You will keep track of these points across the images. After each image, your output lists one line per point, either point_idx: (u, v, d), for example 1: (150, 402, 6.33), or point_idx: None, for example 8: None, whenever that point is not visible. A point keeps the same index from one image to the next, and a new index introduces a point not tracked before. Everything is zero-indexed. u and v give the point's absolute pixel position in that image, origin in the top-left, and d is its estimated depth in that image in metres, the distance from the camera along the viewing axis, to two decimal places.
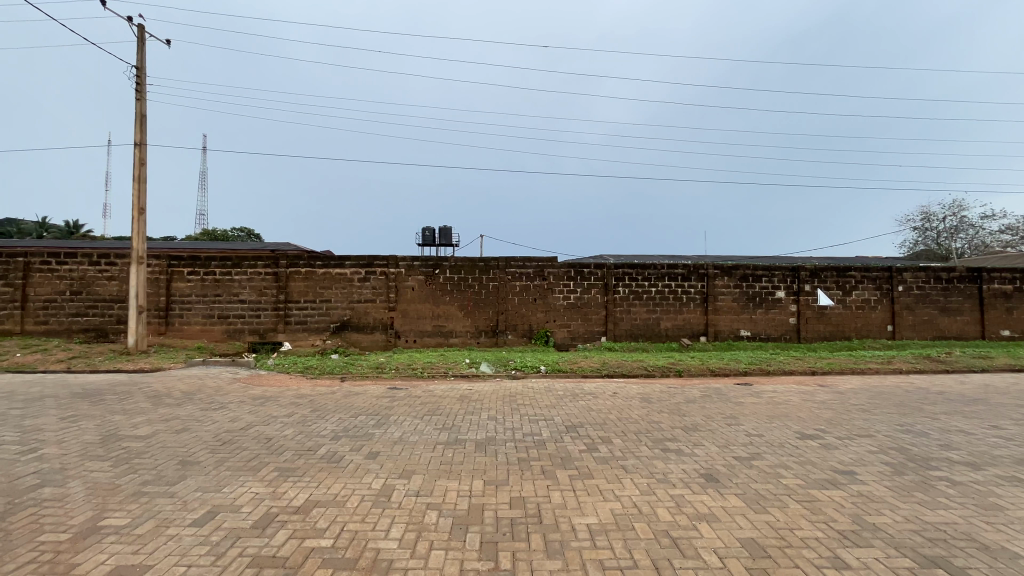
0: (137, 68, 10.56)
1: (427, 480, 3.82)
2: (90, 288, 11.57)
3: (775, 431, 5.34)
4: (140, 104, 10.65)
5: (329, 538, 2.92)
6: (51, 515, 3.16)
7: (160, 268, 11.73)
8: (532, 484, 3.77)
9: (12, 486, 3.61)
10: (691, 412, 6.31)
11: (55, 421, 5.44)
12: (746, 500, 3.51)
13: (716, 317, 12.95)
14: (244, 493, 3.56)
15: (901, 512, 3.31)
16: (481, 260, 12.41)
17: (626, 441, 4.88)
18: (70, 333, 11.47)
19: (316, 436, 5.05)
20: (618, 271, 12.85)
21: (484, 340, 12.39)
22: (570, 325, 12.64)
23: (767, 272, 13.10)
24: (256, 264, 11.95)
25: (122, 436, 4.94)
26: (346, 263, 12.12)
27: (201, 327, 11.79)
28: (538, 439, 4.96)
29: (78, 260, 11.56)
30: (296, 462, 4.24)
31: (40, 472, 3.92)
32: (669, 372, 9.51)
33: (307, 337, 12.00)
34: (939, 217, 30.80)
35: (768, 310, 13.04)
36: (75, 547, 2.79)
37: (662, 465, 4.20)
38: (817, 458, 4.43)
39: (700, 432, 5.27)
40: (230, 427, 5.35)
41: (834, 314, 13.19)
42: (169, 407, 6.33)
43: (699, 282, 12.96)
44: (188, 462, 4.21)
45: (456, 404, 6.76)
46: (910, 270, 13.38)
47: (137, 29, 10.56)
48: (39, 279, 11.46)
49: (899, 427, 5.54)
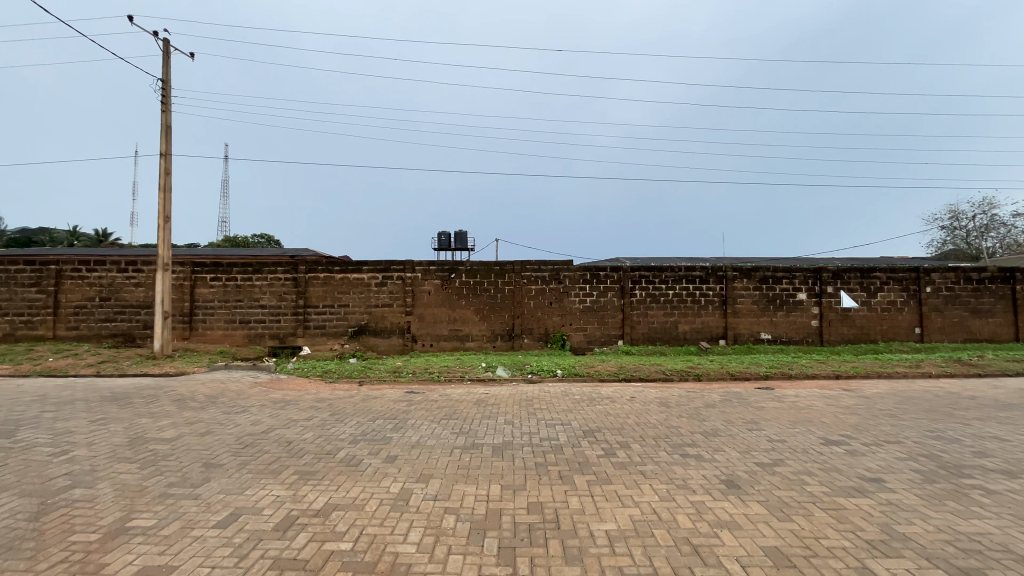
0: (163, 80, 10.91)
1: (444, 484, 3.84)
2: (118, 294, 11.93)
3: (799, 436, 5.22)
4: (166, 116, 10.98)
5: (348, 541, 2.94)
6: (82, 516, 3.26)
7: (184, 275, 12.03)
8: (549, 489, 3.75)
9: (45, 487, 3.73)
10: (711, 417, 6.21)
11: (85, 424, 5.60)
12: (769, 507, 3.43)
13: (735, 320, 12.73)
14: (265, 495, 3.62)
15: (932, 521, 3.19)
16: (496, 264, 12.43)
17: (645, 446, 4.83)
18: (99, 338, 11.84)
19: (334, 439, 5.10)
20: (634, 274, 12.74)
21: (500, 344, 12.40)
22: (586, 328, 12.58)
23: (788, 273, 12.83)
24: (276, 269, 12.19)
25: (149, 438, 5.08)
26: (363, 268, 12.28)
27: (223, 332, 12.04)
28: (555, 444, 4.93)
29: (107, 267, 11.93)
30: (316, 465, 4.29)
31: (71, 473, 4.04)
32: (688, 376, 9.38)
33: (326, 342, 12.17)
34: (968, 215, 29.87)
35: (790, 313, 12.78)
36: (104, 547, 2.87)
37: (682, 471, 4.14)
38: (842, 465, 4.31)
39: (720, 438, 5.17)
40: (252, 431, 5.45)
41: (859, 316, 12.85)
42: (194, 410, 6.47)
43: (718, 284, 12.76)
44: (212, 464, 4.30)
45: (473, 408, 6.77)
46: (938, 270, 12.98)
47: (163, 43, 10.89)
48: (70, 285, 11.87)
49: (929, 434, 5.36)
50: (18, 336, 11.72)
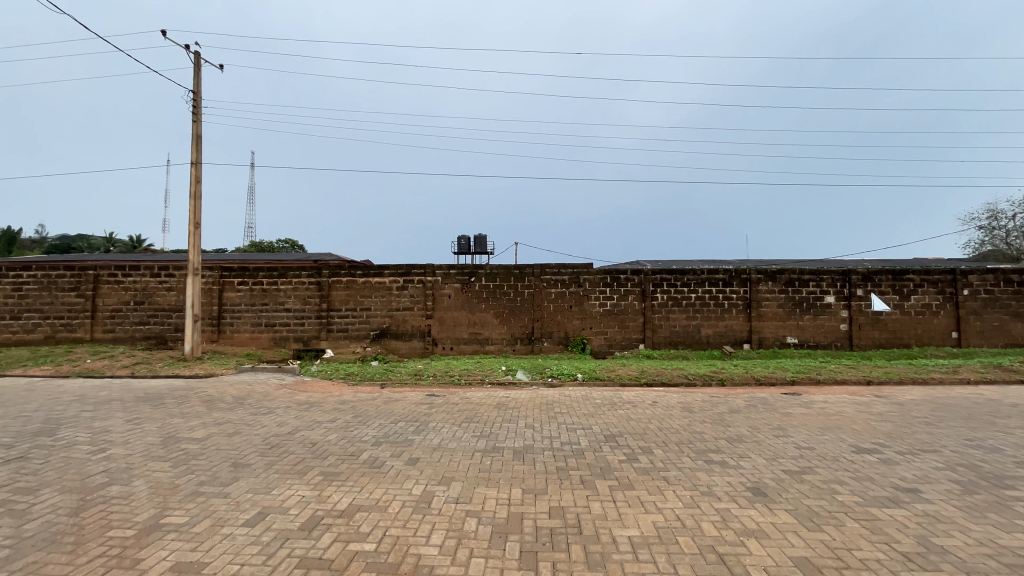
0: (194, 91, 11.29)
1: (466, 487, 3.85)
2: (151, 298, 12.37)
3: (828, 444, 5.07)
4: (197, 126, 11.36)
5: (372, 542, 2.98)
6: (118, 512, 3.38)
7: (213, 279, 12.39)
8: (571, 494, 3.73)
9: (84, 484, 3.88)
10: (735, 422, 6.08)
11: (121, 424, 5.82)
12: (798, 516, 3.34)
13: (760, 324, 12.45)
14: (291, 495, 3.70)
15: (973, 534, 3.06)
16: (516, 268, 12.44)
17: (668, 452, 4.75)
18: (134, 340, 12.29)
19: (357, 441, 5.16)
20: (655, 277, 12.59)
21: (520, 348, 12.40)
22: (607, 332, 12.48)
23: (815, 276, 12.52)
24: (301, 274, 12.45)
25: (180, 438, 5.23)
26: (385, 272, 12.45)
27: (249, 335, 12.35)
28: (576, 449, 4.90)
29: (141, 272, 12.39)
30: (340, 467, 4.36)
31: (108, 470, 4.20)
32: (712, 381, 9.20)
33: (349, 345, 12.37)
34: (1008, 214, 28.59)
35: (817, 316, 12.44)
36: (140, 542, 2.97)
37: (706, 478, 4.06)
38: (875, 474, 4.16)
39: (746, 444, 5.06)
40: (278, 432, 5.58)
41: (891, 319, 12.43)
42: (223, 411, 6.65)
43: (742, 287, 12.51)
44: (240, 464, 4.41)
45: (493, 411, 6.78)
46: (976, 272, 12.46)
47: (194, 56, 11.28)
48: (107, 290, 12.35)
49: (969, 442, 5.14)
50: (59, 339, 12.25)
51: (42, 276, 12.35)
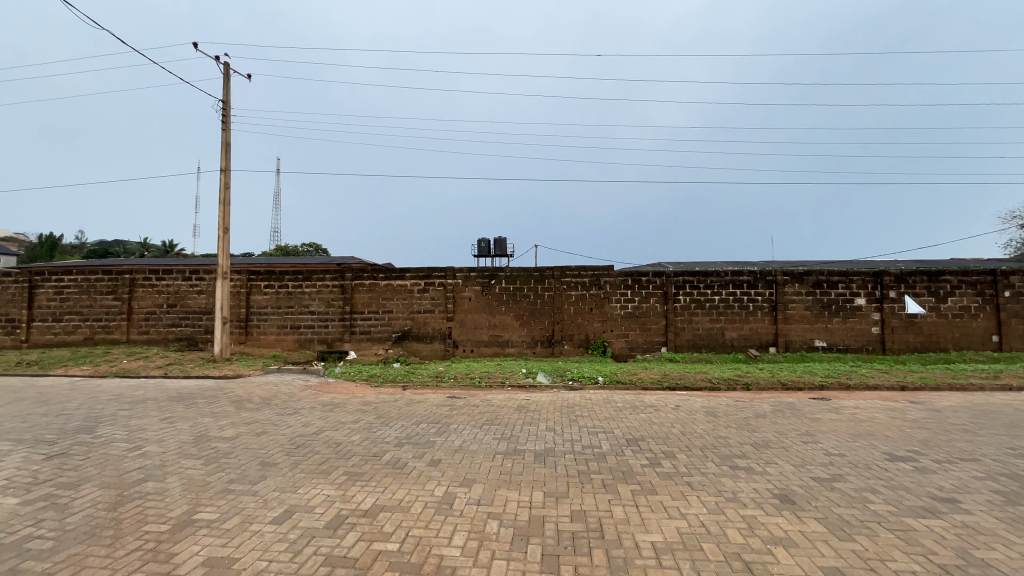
0: (223, 101, 11.67)
1: (487, 490, 3.86)
2: (183, 301, 12.80)
3: (860, 451, 4.91)
4: (226, 134, 11.73)
5: (396, 542, 3.02)
6: (153, 508, 3.51)
7: (241, 282, 12.75)
8: (593, 498, 3.70)
9: (122, 479, 4.05)
10: (761, 428, 5.93)
11: (155, 422, 6.03)
12: (828, 525, 3.24)
13: (787, 326, 12.14)
14: (317, 495, 3.77)
15: (1016, 547, 2.92)
16: (536, 270, 12.44)
17: (691, 456, 4.68)
18: (166, 342, 12.72)
19: (380, 442, 5.24)
20: (678, 279, 12.41)
21: (541, 350, 12.37)
22: (628, 335, 12.36)
23: (844, 277, 12.16)
24: (325, 277, 12.70)
25: (211, 436, 5.40)
26: (406, 275, 12.59)
27: (275, 337, 12.65)
28: (598, 452, 4.86)
29: (174, 276, 12.83)
30: (364, 467, 4.43)
31: (144, 467, 4.37)
32: (736, 385, 9.00)
33: (371, 347, 12.56)
34: None
35: (847, 319, 12.08)
36: (173, 537, 3.07)
37: (731, 483, 3.98)
38: (909, 483, 4.01)
39: (772, 450, 4.94)
40: (303, 432, 5.71)
41: (926, 322, 11.98)
42: (251, 411, 6.83)
43: (767, 289, 12.23)
44: (268, 463, 4.52)
45: (514, 413, 6.79)
46: (1019, 273, 11.89)
47: (223, 67, 11.67)
48: (142, 293, 12.83)
49: (1012, 451, 4.90)
50: (97, 340, 12.78)
51: (82, 280, 12.91)
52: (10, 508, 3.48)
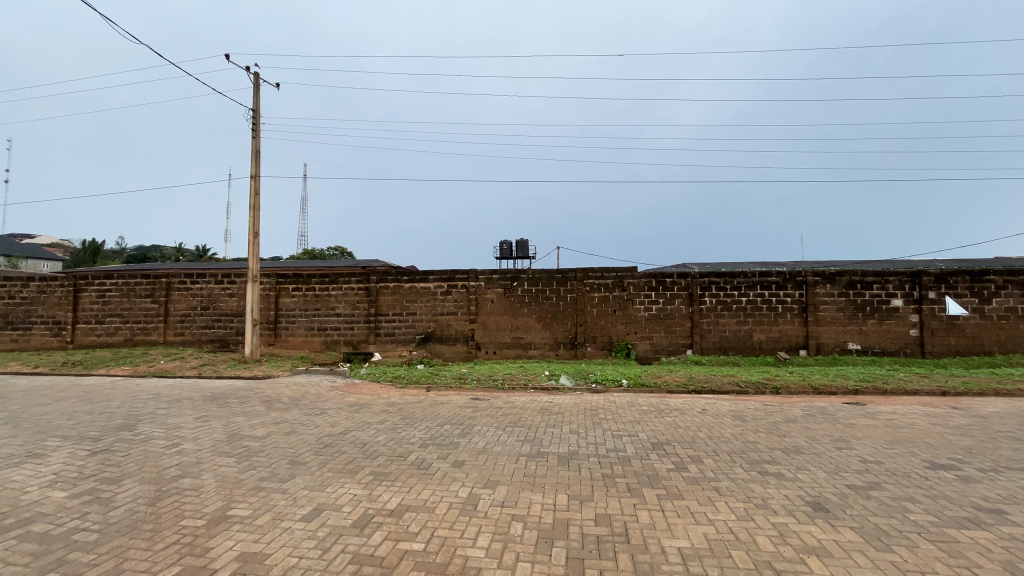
0: (254, 109, 12.04)
1: (511, 491, 3.87)
2: (216, 304, 13.24)
3: (898, 458, 4.72)
4: (256, 141, 12.09)
5: (421, 542, 3.06)
6: (190, 503, 3.64)
7: (270, 285, 13.09)
8: (618, 502, 3.66)
9: (161, 475, 4.21)
10: (792, 433, 5.77)
11: (191, 420, 6.26)
12: (864, 535, 3.13)
13: (818, 328, 11.77)
14: (344, 494, 3.84)
15: None
16: (558, 272, 12.40)
17: (719, 461, 4.58)
18: (200, 343, 13.18)
19: (405, 442, 5.32)
20: (703, 280, 12.18)
21: (563, 353, 12.32)
22: (652, 337, 12.19)
23: (879, 277, 11.73)
24: (350, 280, 12.95)
25: (243, 435, 5.57)
26: (430, 278, 12.73)
27: (303, 338, 12.96)
28: (622, 456, 4.81)
29: (207, 279, 13.29)
30: (389, 467, 4.49)
31: (181, 464, 4.53)
32: (766, 389, 8.78)
33: (395, 348, 12.73)
34: None
35: (882, 321, 11.64)
36: (209, 532, 3.19)
37: (761, 490, 3.89)
38: (951, 492, 3.84)
39: (804, 455, 4.80)
40: (331, 431, 5.83)
41: (968, 324, 11.44)
42: (280, 411, 7.02)
43: (797, 290, 11.89)
44: (297, 462, 4.63)
45: (537, 415, 6.78)
46: None
47: (254, 76, 12.05)
48: (178, 296, 13.33)
49: None
50: (136, 341, 13.34)
51: (123, 284, 13.49)
52: (59, 501, 3.67)
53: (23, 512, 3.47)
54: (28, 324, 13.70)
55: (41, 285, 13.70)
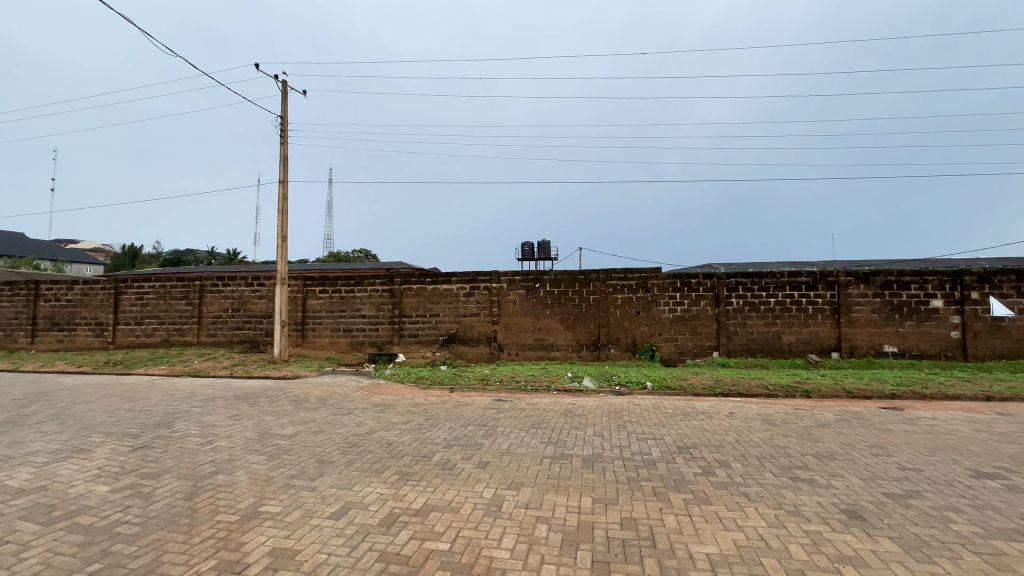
0: (282, 116, 12.39)
1: (535, 493, 3.86)
2: (246, 305, 13.64)
3: (939, 466, 4.52)
4: (284, 147, 12.43)
5: (447, 542, 3.08)
6: (224, 499, 3.76)
7: (298, 287, 13.42)
8: (644, 506, 3.62)
9: (196, 472, 4.36)
10: (825, 438, 5.58)
11: (224, 419, 6.47)
12: (903, 545, 3.01)
13: (851, 330, 11.38)
14: (370, 493, 3.90)
15: None
16: (581, 273, 12.34)
17: (748, 466, 4.47)
18: (232, 343, 13.61)
19: (429, 443, 5.37)
20: (730, 280, 11.93)
21: (586, 354, 12.23)
22: (677, 338, 12.00)
23: (917, 277, 11.28)
24: (375, 282, 13.17)
25: (274, 433, 5.72)
26: (452, 279, 12.84)
27: (330, 339, 13.23)
28: (647, 459, 4.74)
29: (238, 282, 13.69)
30: (414, 467, 4.54)
31: (215, 461, 4.69)
32: (796, 392, 8.54)
33: (419, 349, 12.87)
34: None
35: (921, 323, 11.17)
36: (242, 527, 3.28)
37: (793, 496, 3.78)
38: (998, 502, 3.65)
39: (837, 461, 4.64)
40: (357, 431, 5.93)
41: (1015, 326, 10.88)
42: (308, 410, 7.18)
43: (828, 290, 11.53)
44: (325, 461, 4.73)
45: (560, 417, 6.75)
46: None
47: (282, 85, 12.40)
48: (210, 298, 13.78)
49: None
50: (172, 342, 13.86)
51: (160, 286, 14.04)
52: (103, 495, 3.84)
53: (70, 505, 3.64)
54: (73, 325, 14.39)
55: (85, 288, 14.37)
